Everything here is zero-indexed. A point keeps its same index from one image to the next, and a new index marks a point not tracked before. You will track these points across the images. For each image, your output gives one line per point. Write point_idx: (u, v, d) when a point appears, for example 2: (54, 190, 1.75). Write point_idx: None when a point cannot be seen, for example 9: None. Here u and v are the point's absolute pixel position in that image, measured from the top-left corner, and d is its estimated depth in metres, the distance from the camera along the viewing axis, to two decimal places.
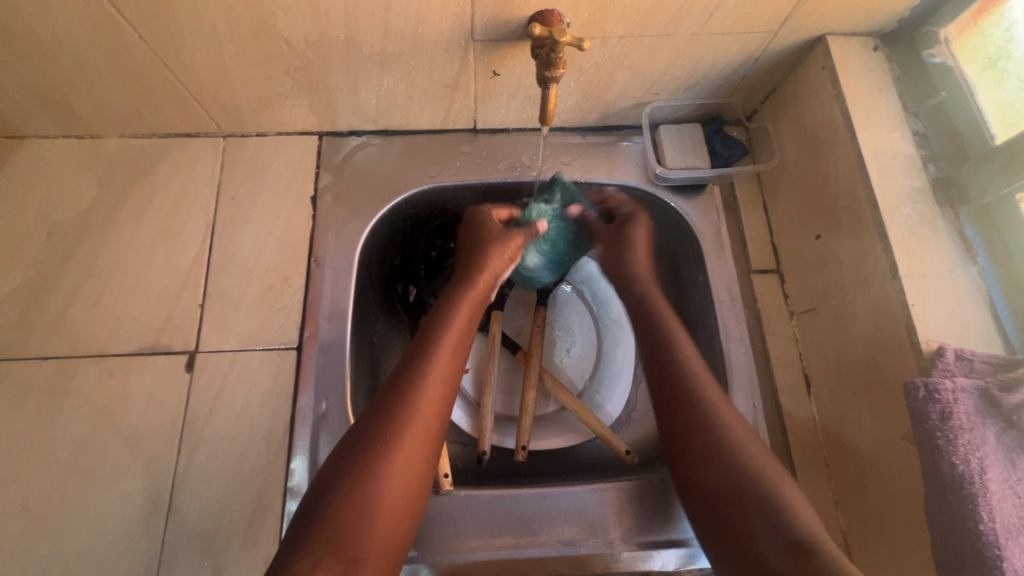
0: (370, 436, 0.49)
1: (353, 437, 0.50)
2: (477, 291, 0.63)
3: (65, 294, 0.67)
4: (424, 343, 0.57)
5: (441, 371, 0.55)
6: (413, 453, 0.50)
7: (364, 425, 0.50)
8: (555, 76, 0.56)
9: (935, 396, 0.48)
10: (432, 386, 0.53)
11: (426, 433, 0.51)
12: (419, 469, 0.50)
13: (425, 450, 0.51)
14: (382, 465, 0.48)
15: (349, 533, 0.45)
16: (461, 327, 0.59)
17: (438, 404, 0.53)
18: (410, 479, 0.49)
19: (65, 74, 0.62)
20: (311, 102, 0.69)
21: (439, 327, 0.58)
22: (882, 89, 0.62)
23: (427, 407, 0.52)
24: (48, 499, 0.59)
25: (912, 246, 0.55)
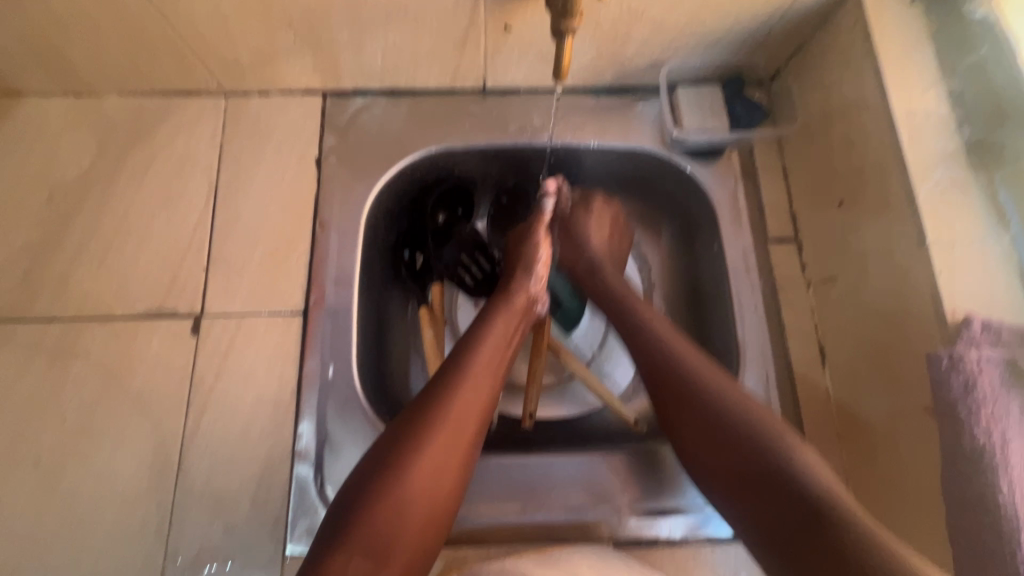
0: (406, 435, 0.49)
1: (390, 433, 0.50)
2: (518, 303, 0.63)
3: (69, 255, 0.66)
4: (466, 350, 0.56)
5: (483, 384, 0.54)
6: (448, 462, 0.49)
7: (402, 425, 0.50)
8: (570, 27, 0.52)
9: (959, 366, 0.47)
10: (473, 394, 0.53)
11: (462, 444, 0.50)
12: (452, 477, 0.49)
13: (460, 459, 0.50)
14: (414, 470, 0.47)
15: (376, 534, 0.45)
16: (503, 338, 0.59)
17: (476, 415, 0.52)
18: (442, 488, 0.49)
19: (60, 27, 0.60)
20: (314, 58, 0.67)
21: (479, 335, 0.58)
22: (919, 45, 0.58)
23: (466, 417, 0.51)
24: (59, 458, 0.59)
25: (942, 211, 0.53)
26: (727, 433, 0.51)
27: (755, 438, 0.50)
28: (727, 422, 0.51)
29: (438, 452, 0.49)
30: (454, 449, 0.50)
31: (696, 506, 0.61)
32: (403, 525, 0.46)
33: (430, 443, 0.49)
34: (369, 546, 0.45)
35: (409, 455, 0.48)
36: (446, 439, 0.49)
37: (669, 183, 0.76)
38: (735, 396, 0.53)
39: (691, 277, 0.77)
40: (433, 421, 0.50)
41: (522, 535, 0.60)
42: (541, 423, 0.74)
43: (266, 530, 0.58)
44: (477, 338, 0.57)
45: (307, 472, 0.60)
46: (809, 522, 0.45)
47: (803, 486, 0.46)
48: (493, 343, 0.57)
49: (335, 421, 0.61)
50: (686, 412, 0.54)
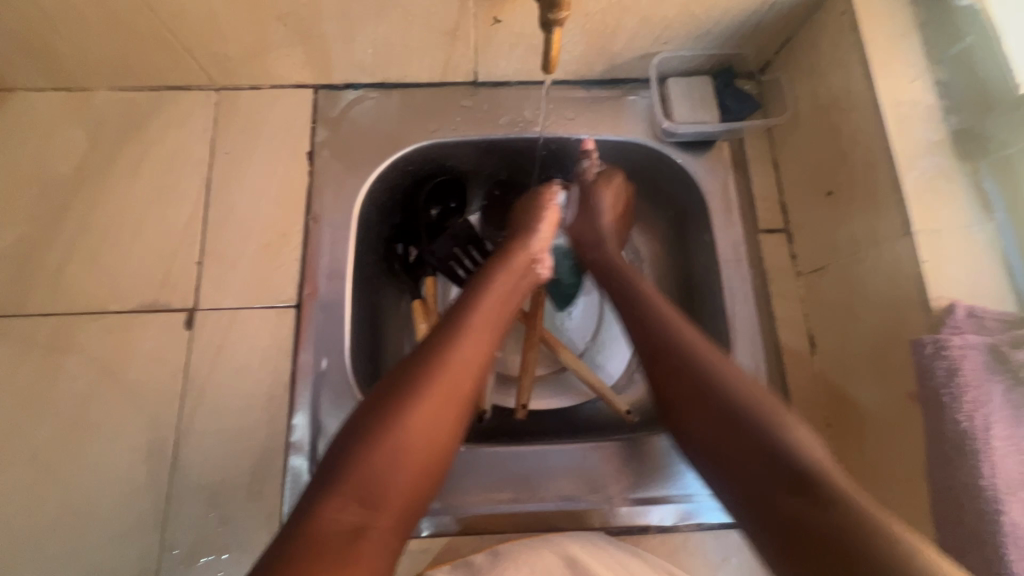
0: (405, 385, 0.49)
1: (387, 383, 0.49)
2: (519, 261, 0.63)
3: (62, 250, 0.66)
4: (465, 303, 0.56)
5: (483, 335, 0.54)
6: (446, 408, 0.49)
7: (400, 373, 0.50)
8: (558, 19, 0.52)
9: (943, 352, 0.47)
10: (474, 343, 0.53)
11: (460, 392, 0.50)
12: (449, 425, 0.49)
13: (457, 408, 0.50)
14: (412, 413, 0.47)
15: (371, 476, 0.45)
16: (504, 294, 0.59)
17: (475, 364, 0.52)
18: (439, 434, 0.48)
19: (49, 22, 0.60)
20: (305, 51, 0.67)
21: (480, 293, 0.58)
22: (906, 35, 0.58)
23: (466, 365, 0.51)
24: (55, 452, 0.60)
25: (927, 200, 0.53)
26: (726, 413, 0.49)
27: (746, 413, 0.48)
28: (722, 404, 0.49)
29: (437, 398, 0.49)
30: (453, 396, 0.50)
31: (686, 494, 0.62)
32: (397, 474, 0.46)
33: (429, 388, 0.49)
34: (362, 493, 0.44)
35: (408, 399, 0.48)
36: (446, 386, 0.50)
37: (661, 174, 0.76)
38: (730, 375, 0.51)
39: (682, 268, 0.78)
40: (433, 367, 0.50)
41: (514, 524, 0.61)
42: (535, 414, 0.75)
43: (262, 521, 0.59)
44: (478, 292, 0.58)
45: (302, 463, 0.60)
46: (796, 488, 0.43)
47: (791, 459, 0.44)
48: (493, 297, 0.58)
49: (329, 413, 0.62)
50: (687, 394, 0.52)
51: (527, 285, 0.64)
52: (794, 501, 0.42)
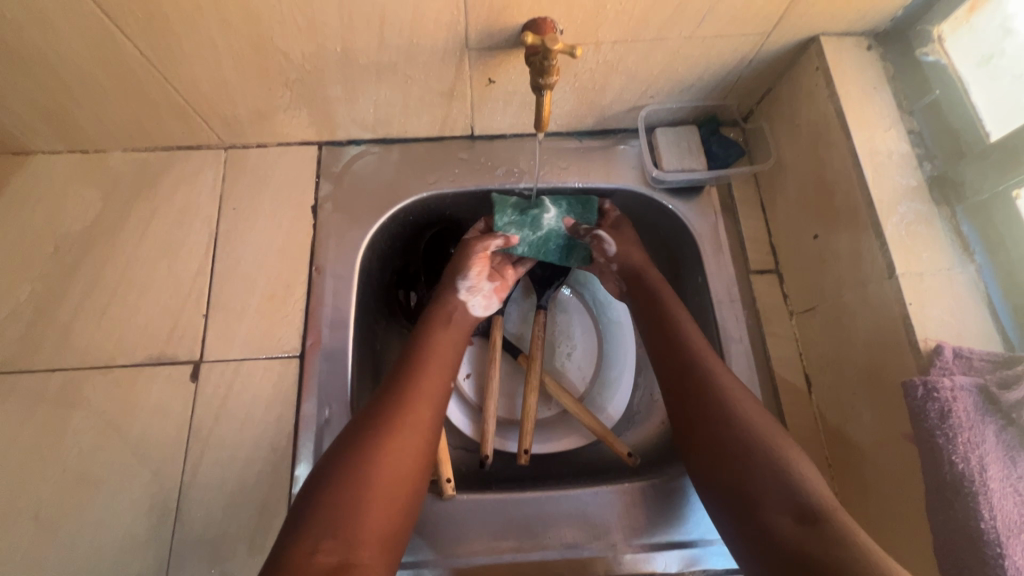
0: (364, 423, 0.54)
1: (349, 425, 0.54)
2: (459, 306, 0.70)
3: (72, 305, 0.68)
4: (413, 346, 0.63)
5: (436, 374, 0.61)
6: (409, 440, 0.54)
7: (359, 415, 0.55)
8: (549, 83, 0.56)
9: (934, 394, 0.48)
10: (427, 383, 0.59)
11: (420, 425, 0.55)
12: (416, 455, 0.53)
13: (422, 438, 0.55)
14: (376, 448, 0.52)
15: (344, 514, 0.47)
16: (451, 336, 0.66)
17: (431, 401, 0.58)
18: (406, 467, 0.52)
19: (70, 92, 0.64)
20: (310, 113, 0.70)
21: (427, 335, 0.65)
22: (877, 88, 0.62)
23: (422, 401, 0.57)
24: (58, 509, 0.60)
25: (909, 245, 0.55)
26: (727, 442, 0.56)
27: (757, 446, 0.54)
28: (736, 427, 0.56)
29: (399, 434, 0.54)
30: (415, 429, 0.55)
31: (690, 538, 0.62)
32: (368, 505, 0.49)
33: (391, 426, 0.54)
34: (337, 526, 0.46)
35: (371, 439, 0.52)
36: (406, 423, 0.55)
37: (652, 217, 0.79)
38: (743, 403, 0.57)
39: None
40: (391, 410, 0.55)
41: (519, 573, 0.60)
42: (535, 459, 0.74)
43: None
44: (424, 340, 0.64)
45: None
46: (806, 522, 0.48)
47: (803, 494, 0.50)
48: (440, 342, 0.64)
49: None
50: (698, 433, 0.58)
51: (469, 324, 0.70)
52: (797, 526, 0.49)
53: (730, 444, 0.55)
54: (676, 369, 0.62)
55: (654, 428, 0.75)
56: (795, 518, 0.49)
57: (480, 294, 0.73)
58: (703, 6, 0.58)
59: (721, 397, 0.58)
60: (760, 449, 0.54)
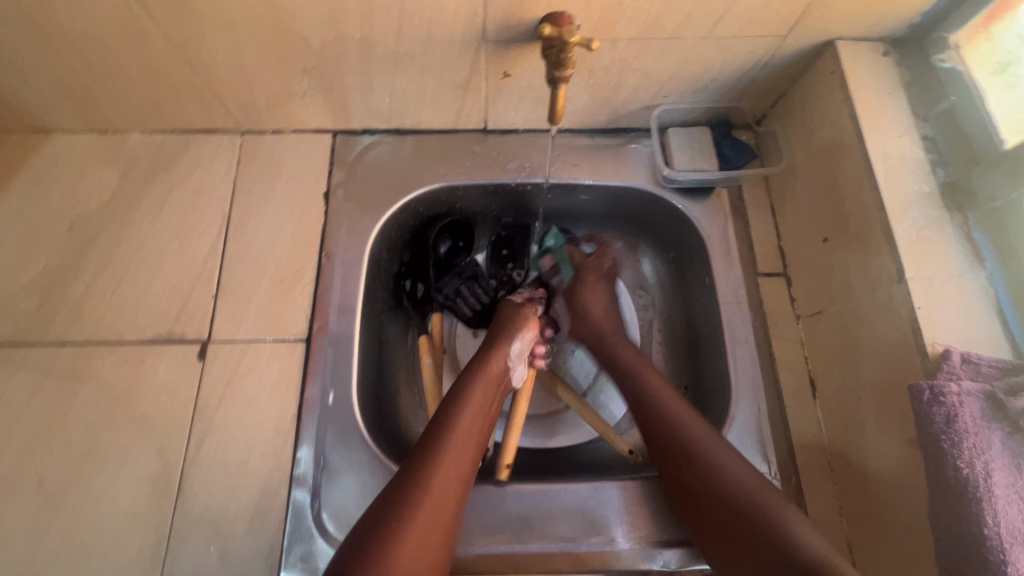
0: (392, 507, 0.51)
1: (377, 506, 0.52)
2: (494, 370, 0.65)
3: (85, 282, 0.69)
4: (447, 411, 0.59)
5: (458, 458, 0.56)
6: (433, 526, 0.51)
7: (386, 496, 0.52)
8: (564, 76, 0.56)
9: (940, 399, 0.48)
10: (446, 471, 0.54)
11: (446, 506, 0.53)
12: (431, 564, 0.50)
13: (437, 541, 0.51)
14: (402, 538, 0.49)
15: None
16: (479, 407, 0.61)
17: (458, 471, 0.55)
18: (428, 557, 0.50)
19: (93, 71, 0.65)
20: (326, 100, 0.71)
21: (462, 399, 0.61)
22: (892, 94, 0.62)
23: (438, 495, 0.53)
24: (62, 481, 0.60)
25: (919, 250, 0.55)
26: (733, 525, 0.53)
27: (754, 513, 0.52)
28: (731, 503, 0.53)
29: (412, 541, 0.49)
30: (441, 512, 0.52)
31: (690, 537, 0.62)
32: None
33: (404, 531, 0.49)
34: None
35: (382, 545, 0.48)
36: (420, 526, 0.50)
37: (661, 217, 0.79)
38: (733, 471, 0.55)
39: (683, 308, 0.80)
40: (404, 511, 0.50)
41: (517, 564, 0.60)
42: (536, 454, 0.75)
43: (262, 555, 0.58)
44: (448, 417, 0.59)
45: (303, 497, 0.61)
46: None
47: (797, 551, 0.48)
48: (464, 419, 0.59)
49: (334, 448, 0.63)
50: (696, 511, 0.56)
51: (501, 392, 0.66)
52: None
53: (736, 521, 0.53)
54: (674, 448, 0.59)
55: None
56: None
57: (521, 362, 0.70)
58: (720, 6, 0.58)
59: (713, 471, 0.56)
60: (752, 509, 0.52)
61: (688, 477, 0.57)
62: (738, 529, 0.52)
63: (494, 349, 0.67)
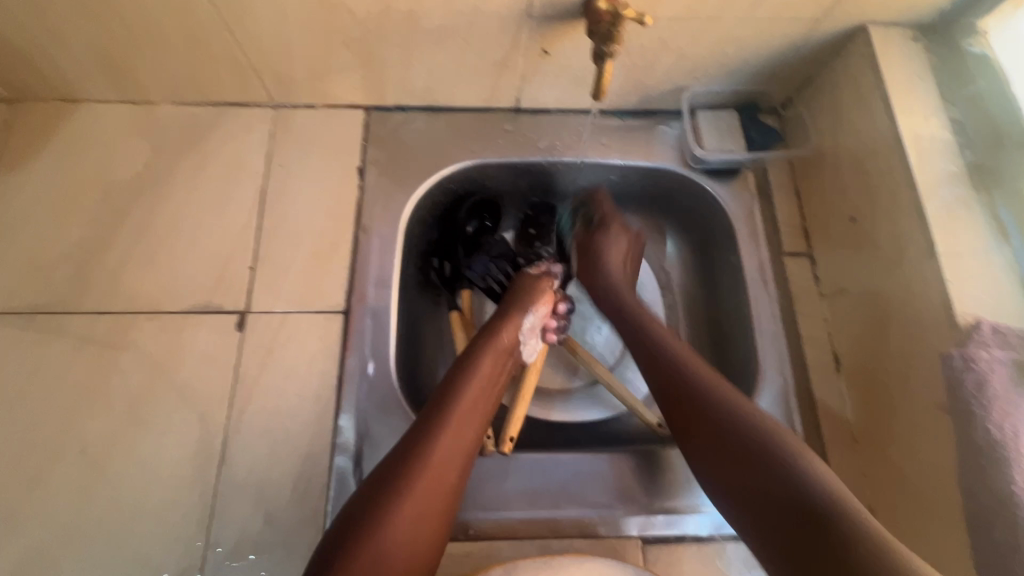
0: (390, 478, 0.51)
1: (376, 477, 0.51)
2: (503, 342, 0.65)
3: (120, 252, 0.69)
4: (453, 384, 0.59)
5: (461, 430, 0.55)
6: (429, 501, 0.50)
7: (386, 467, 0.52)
8: (611, 51, 0.57)
9: (972, 365, 0.51)
10: (447, 443, 0.54)
11: (444, 480, 0.52)
12: (427, 533, 0.50)
13: (435, 511, 0.51)
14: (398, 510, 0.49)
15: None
16: (485, 380, 0.60)
17: (460, 444, 0.54)
18: (424, 529, 0.50)
19: (131, 39, 0.64)
20: (363, 74, 0.71)
21: (467, 373, 0.60)
22: (922, 78, 0.64)
23: (439, 468, 0.52)
24: (104, 447, 0.61)
25: (949, 227, 0.57)
26: (747, 468, 0.52)
27: (768, 445, 0.52)
28: (746, 447, 0.53)
29: (409, 511, 0.49)
30: (438, 485, 0.51)
31: None
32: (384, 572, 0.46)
33: (401, 502, 0.49)
34: None
35: (378, 516, 0.48)
36: (418, 496, 0.50)
37: (687, 199, 0.81)
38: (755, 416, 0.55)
39: (707, 288, 0.82)
40: (402, 482, 0.50)
41: (556, 530, 0.62)
42: (565, 427, 0.77)
43: (307, 520, 0.59)
44: (451, 390, 0.58)
45: (346, 464, 0.62)
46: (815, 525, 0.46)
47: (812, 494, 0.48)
48: (468, 394, 0.58)
49: (375, 417, 0.64)
50: (703, 438, 0.56)
51: (509, 366, 0.66)
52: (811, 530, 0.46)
53: (752, 462, 0.52)
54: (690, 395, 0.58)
55: None
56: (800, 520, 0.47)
57: (533, 337, 0.70)
58: None
59: (725, 413, 0.56)
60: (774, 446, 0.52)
61: (704, 423, 0.56)
62: (754, 474, 0.51)
63: (504, 322, 0.66)
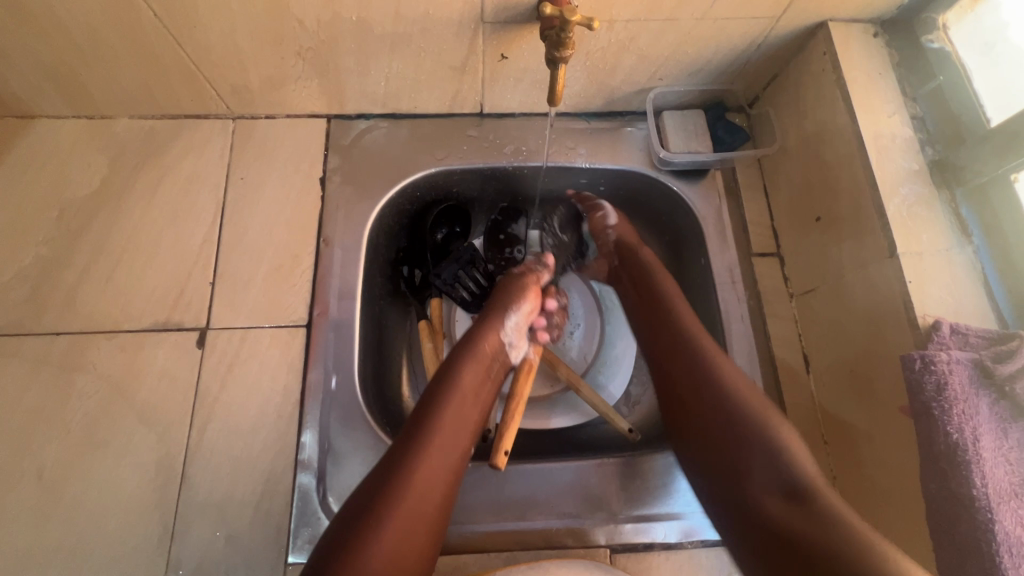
0: (379, 488, 0.50)
1: (367, 487, 0.50)
2: (486, 350, 0.63)
3: (77, 271, 0.68)
4: (439, 390, 0.57)
5: (443, 445, 0.53)
6: (420, 508, 0.50)
7: (375, 476, 0.51)
8: (564, 56, 0.56)
9: (931, 367, 0.50)
10: (430, 459, 0.52)
11: (436, 485, 0.51)
12: (419, 542, 0.49)
13: (425, 521, 0.50)
14: (388, 522, 0.48)
15: None
16: (468, 390, 0.58)
17: (449, 448, 0.54)
18: (418, 533, 0.49)
19: (81, 54, 0.63)
20: (320, 84, 0.70)
21: (454, 377, 0.58)
22: (882, 74, 0.63)
23: (429, 476, 0.51)
24: (62, 471, 0.60)
25: (910, 225, 0.57)
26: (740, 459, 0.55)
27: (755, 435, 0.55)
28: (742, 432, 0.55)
29: (394, 529, 0.48)
30: (429, 492, 0.51)
31: (688, 510, 0.63)
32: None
33: (391, 513, 0.48)
34: None
35: (368, 526, 0.47)
36: (406, 508, 0.49)
37: (657, 201, 0.80)
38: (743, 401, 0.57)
39: (679, 288, 0.81)
40: (387, 496, 0.49)
41: (522, 541, 0.61)
42: (536, 435, 0.76)
43: (270, 539, 0.59)
44: (436, 397, 0.57)
45: (309, 481, 0.61)
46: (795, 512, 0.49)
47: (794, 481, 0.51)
48: (454, 400, 0.57)
49: (339, 432, 0.63)
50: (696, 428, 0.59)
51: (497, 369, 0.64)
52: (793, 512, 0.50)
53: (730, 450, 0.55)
54: (688, 387, 0.60)
55: (653, 406, 0.78)
56: (784, 496, 0.51)
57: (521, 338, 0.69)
58: None
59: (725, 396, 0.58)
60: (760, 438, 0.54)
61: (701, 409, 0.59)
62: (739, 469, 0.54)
63: (487, 326, 0.65)
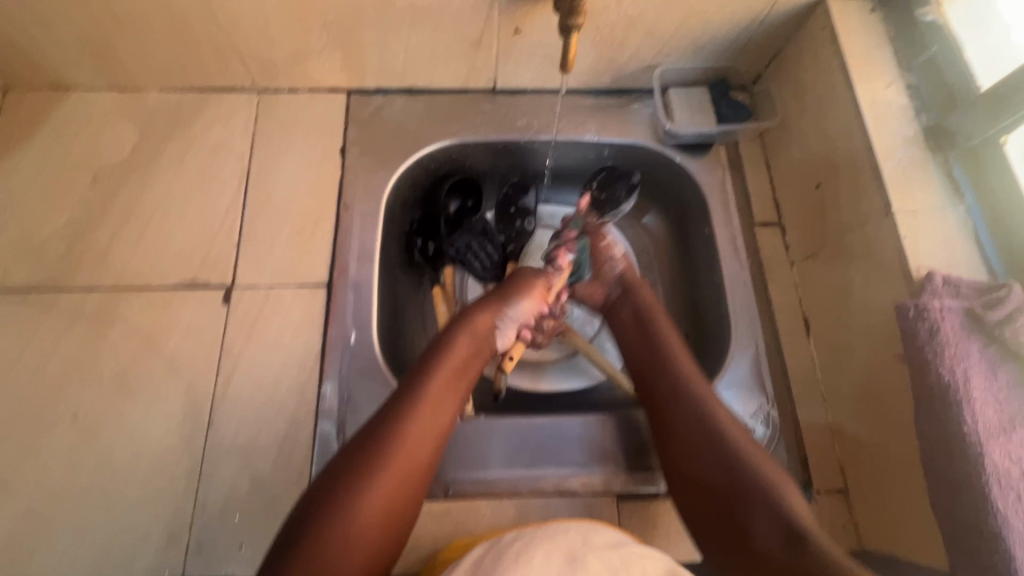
0: (368, 446, 0.52)
1: (356, 444, 0.53)
2: (480, 326, 0.64)
3: (109, 231, 0.71)
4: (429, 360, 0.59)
5: (432, 417, 0.56)
6: (405, 469, 0.52)
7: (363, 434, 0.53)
8: (576, 24, 0.60)
9: (924, 314, 0.52)
10: (419, 426, 0.54)
11: (420, 450, 0.54)
12: (402, 501, 0.51)
13: (411, 484, 0.52)
14: (376, 480, 0.50)
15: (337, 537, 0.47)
16: (458, 365, 0.60)
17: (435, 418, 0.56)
18: (402, 493, 0.51)
19: (118, 25, 0.67)
20: (342, 57, 0.74)
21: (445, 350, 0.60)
22: (879, 47, 0.66)
23: (415, 442, 0.53)
24: (95, 416, 0.63)
25: (905, 186, 0.60)
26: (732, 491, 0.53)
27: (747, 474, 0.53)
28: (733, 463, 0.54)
29: (382, 488, 0.50)
30: (414, 456, 0.53)
31: None
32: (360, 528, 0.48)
33: (378, 472, 0.51)
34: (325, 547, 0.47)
35: (354, 481, 0.50)
36: (393, 467, 0.51)
37: (663, 175, 0.83)
38: (733, 430, 0.56)
39: (684, 260, 0.83)
40: (374, 455, 0.51)
41: (535, 489, 0.64)
42: (546, 397, 0.78)
43: (292, 483, 0.61)
44: (426, 366, 0.59)
45: (329, 429, 0.64)
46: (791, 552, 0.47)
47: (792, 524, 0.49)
48: (445, 370, 0.59)
49: (357, 384, 0.65)
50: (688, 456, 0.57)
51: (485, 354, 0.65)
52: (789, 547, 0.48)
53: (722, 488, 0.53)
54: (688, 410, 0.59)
55: None
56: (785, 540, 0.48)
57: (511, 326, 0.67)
58: None
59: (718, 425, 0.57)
60: (747, 464, 0.53)
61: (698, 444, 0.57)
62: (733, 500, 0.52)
63: (484, 304, 0.66)
